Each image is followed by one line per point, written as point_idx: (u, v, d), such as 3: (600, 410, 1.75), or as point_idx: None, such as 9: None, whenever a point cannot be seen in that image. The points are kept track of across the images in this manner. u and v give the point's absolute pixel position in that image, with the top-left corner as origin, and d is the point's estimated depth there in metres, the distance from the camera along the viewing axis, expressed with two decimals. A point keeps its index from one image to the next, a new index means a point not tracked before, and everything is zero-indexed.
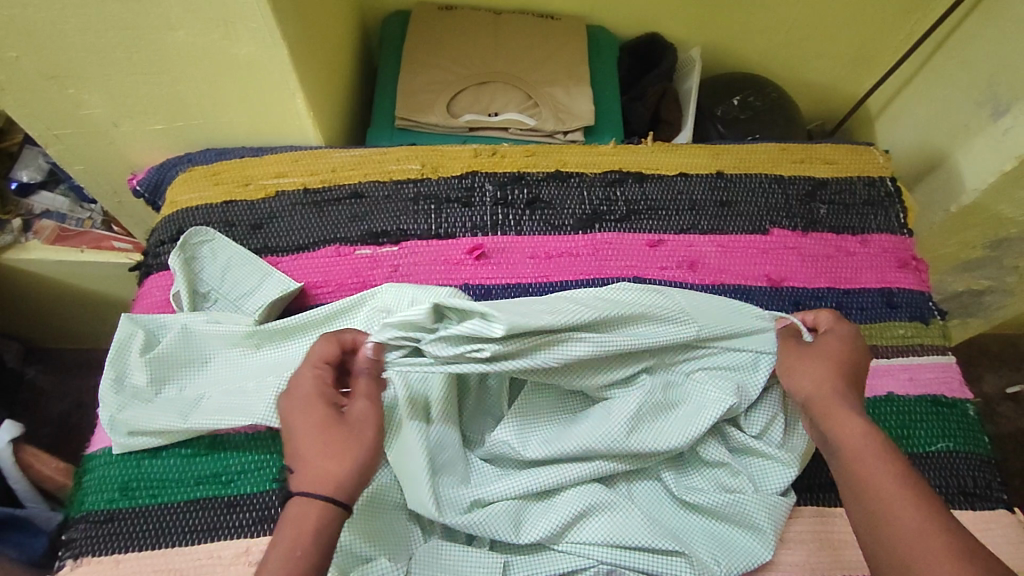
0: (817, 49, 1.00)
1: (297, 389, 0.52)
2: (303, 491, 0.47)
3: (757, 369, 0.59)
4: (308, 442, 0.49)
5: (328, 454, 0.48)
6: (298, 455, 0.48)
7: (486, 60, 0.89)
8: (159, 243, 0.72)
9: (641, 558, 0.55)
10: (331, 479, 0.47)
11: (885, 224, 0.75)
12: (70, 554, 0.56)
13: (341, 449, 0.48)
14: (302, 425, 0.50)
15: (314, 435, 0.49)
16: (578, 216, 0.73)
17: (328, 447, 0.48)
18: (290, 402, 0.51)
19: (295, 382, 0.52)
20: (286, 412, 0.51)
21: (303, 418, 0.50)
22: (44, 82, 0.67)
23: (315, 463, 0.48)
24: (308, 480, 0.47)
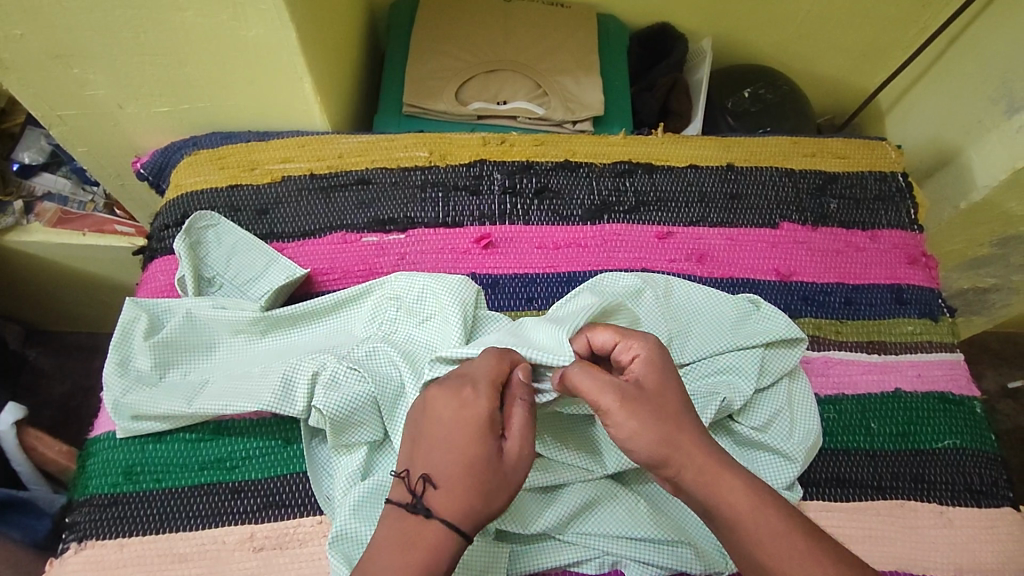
0: (829, 42, 0.99)
1: (454, 409, 0.47)
2: (440, 517, 0.44)
3: (778, 358, 0.62)
4: (456, 470, 0.45)
5: (476, 488, 0.45)
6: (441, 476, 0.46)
7: (495, 47, 0.88)
8: (165, 227, 0.71)
9: (646, 549, 0.55)
10: (471, 513, 0.45)
11: (896, 220, 0.75)
12: (73, 537, 0.55)
13: (490, 487, 0.45)
14: (454, 443, 0.46)
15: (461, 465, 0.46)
16: (587, 206, 0.72)
17: (479, 480, 0.45)
18: (458, 411, 0.47)
19: (454, 391, 0.48)
20: (435, 427, 0.47)
21: (465, 434, 0.46)
22: (49, 62, 0.66)
23: (464, 492, 0.45)
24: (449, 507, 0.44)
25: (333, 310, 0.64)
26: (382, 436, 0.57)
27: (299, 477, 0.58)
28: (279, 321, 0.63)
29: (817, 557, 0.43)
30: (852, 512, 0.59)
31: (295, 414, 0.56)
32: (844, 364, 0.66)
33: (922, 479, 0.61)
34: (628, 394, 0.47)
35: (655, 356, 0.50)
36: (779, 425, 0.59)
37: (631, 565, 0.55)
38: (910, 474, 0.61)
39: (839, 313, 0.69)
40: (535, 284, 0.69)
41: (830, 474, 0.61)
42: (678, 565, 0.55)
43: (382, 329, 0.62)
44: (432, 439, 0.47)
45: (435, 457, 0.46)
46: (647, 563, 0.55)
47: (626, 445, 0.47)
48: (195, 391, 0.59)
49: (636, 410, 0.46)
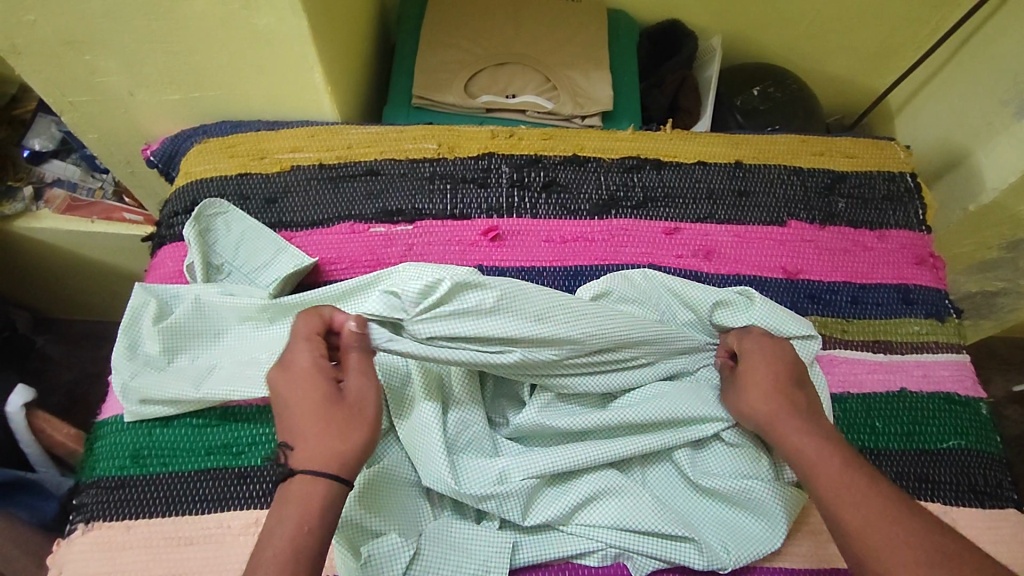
0: (839, 42, 0.99)
1: (295, 364, 0.53)
2: (307, 467, 0.49)
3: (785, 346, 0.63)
4: (308, 424, 0.50)
5: (331, 429, 0.50)
6: (296, 433, 0.50)
7: (504, 41, 0.88)
8: (174, 214, 0.71)
9: (649, 541, 0.55)
10: (336, 454, 0.49)
11: (904, 220, 0.75)
12: (81, 518, 0.56)
13: (342, 427, 0.50)
14: (302, 402, 0.51)
15: (314, 416, 0.50)
16: (595, 201, 0.73)
17: (330, 425, 0.50)
18: (291, 383, 0.52)
19: (287, 376, 0.53)
20: (281, 385, 0.53)
21: (304, 398, 0.51)
22: (61, 48, 0.66)
23: (320, 441, 0.49)
24: (312, 456, 0.49)
25: (340, 298, 0.64)
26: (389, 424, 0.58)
27: None
28: (287, 308, 0.63)
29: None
30: None
31: None
32: (850, 362, 0.66)
33: (927, 478, 0.61)
34: (773, 353, 0.59)
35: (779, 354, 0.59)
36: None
37: (635, 558, 0.55)
38: (914, 473, 0.61)
39: (846, 312, 0.69)
40: (542, 277, 0.69)
41: None
42: (682, 560, 0.55)
43: None
44: (280, 408, 0.52)
45: (292, 417, 0.51)
46: (651, 556, 0.55)
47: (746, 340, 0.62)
48: (202, 376, 0.59)
49: (775, 368, 0.58)
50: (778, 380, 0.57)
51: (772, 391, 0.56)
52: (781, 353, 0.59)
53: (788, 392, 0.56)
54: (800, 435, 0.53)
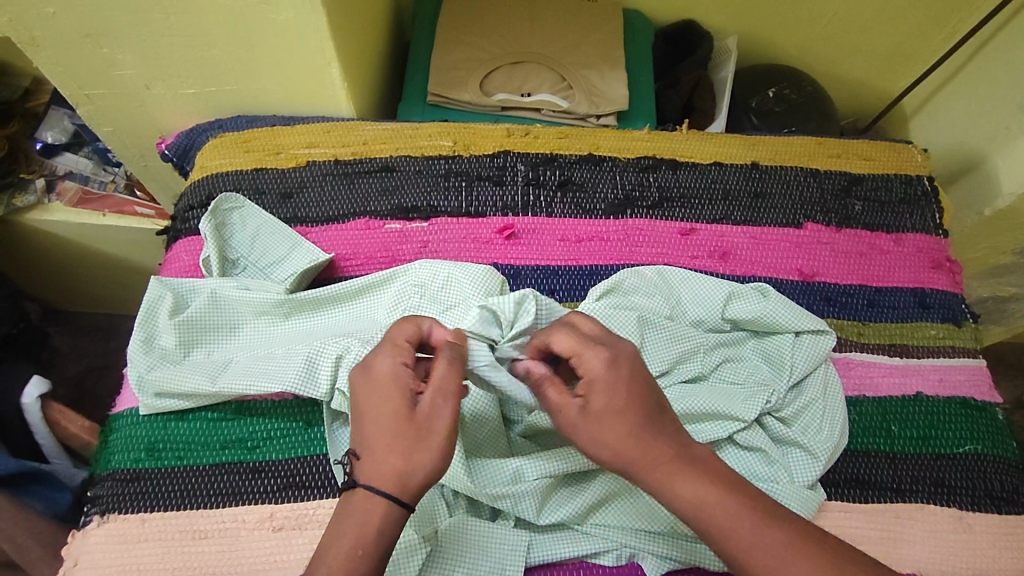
0: (854, 44, 0.99)
1: (376, 370, 0.49)
2: (367, 483, 0.46)
3: (800, 349, 0.63)
4: (380, 438, 0.47)
5: (396, 448, 0.46)
6: (367, 445, 0.47)
7: (520, 39, 0.88)
8: (189, 208, 0.71)
9: (664, 542, 0.55)
10: (394, 473, 0.46)
11: (920, 224, 0.74)
12: (96, 510, 0.56)
13: (410, 450, 0.46)
14: (377, 412, 0.48)
15: (387, 429, 0.47)
16: (610, 200, 0.72)
17: (397, 442, 0.46)
18: (369, 390, 0.49)
19: (371, 381, 0.49)
20: (360, 392, 0.49)
21: (383, 408, 0.48)
22: (79, 40, 0.66)
23: (384, 457, 0.46)
24: (374, 474, 0.46)
25: (357, 294, 0.64)
26: None
27: (320, 459, 0.58)
28: (303, 304, 0.63)
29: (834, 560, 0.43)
30: (871, 514, 0.59)
31: (318, 396, 0.57)
32: (866, 365, 0.66)
33: (943, 483, 0.61)
34: (618, 375, 0.49)
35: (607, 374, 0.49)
36: (809, 417, 0.60)
37: (649, 559, 0.55)
38: (930, 477, 0.61)
39: (862, 315, 0.69)
40: (557, 276, 0.69)
41: (848, 475, 0.60)
42: (696, 561, 0.55)
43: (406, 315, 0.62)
44: (359, 415, 0.49)
45: (365, 426, 0.48)
46: (665, 556, 0.55)
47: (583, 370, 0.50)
48: (218, 370, 0.59)
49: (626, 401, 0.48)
50: (637, 416, 0.48)
51: (642, 437, 0.47)
52: (622, 366, 0.49)
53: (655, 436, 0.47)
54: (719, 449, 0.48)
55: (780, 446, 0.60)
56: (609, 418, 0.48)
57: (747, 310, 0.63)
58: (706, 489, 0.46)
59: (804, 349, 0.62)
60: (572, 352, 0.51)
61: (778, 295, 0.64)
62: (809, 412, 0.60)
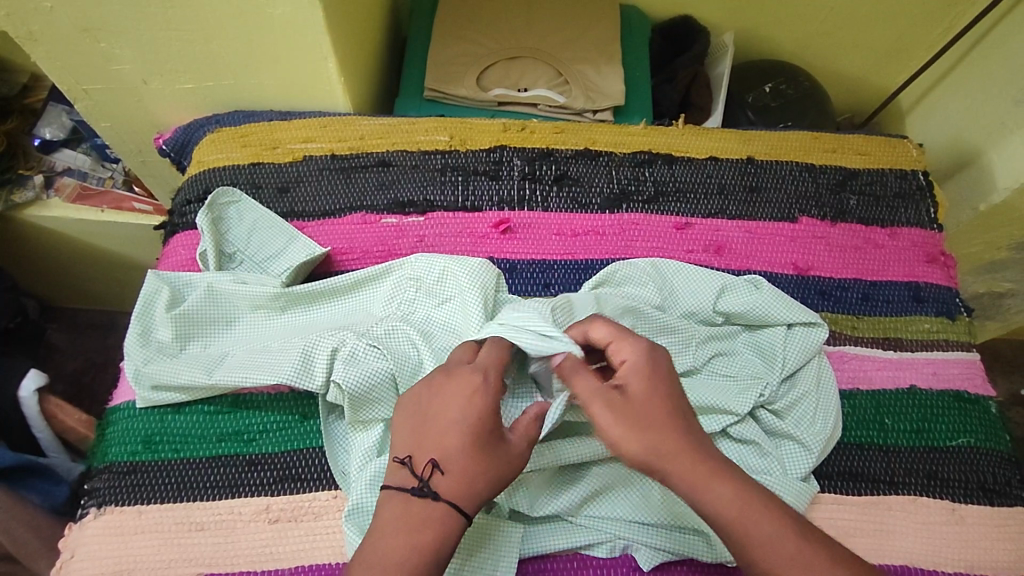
0: (852, 40, 0.99)
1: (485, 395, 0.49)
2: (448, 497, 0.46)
3: (791, 342, 0.63)
4: (471, 457, 0.47)
5: (489, 475, 0.47)
6: (456, 460, 0.47)
7: (516, 35, 0.88)
8: (186, 203, 0.71)
9: (657, 534, 0.55)
10: (477, 495, 0.47)
11: (915, 218, 0.74)
12: (93, 502, 0.56)
13: (497, 476, 0.48)
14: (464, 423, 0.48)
15: (482, 453, 0.48)
16: (606, 195, 0.73)
17: (489, 468, 0.47)
18: (470, 401, 0.49)
19: (459, 394, 0.49)
20: (456, 411, 0.49)
21: (478, 429, 0.48)
22: (77, 35, 0.67)
23: (474, 477, 0.47)
24: (466, 494, 0.47)
25: (353, 288, 0.64)
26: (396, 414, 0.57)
27: (316, 452, 0.58)
28: (299, 297, 0.63)
29: (817, 552, 0.44)
30: (865, 507, 0.59)
31: (314, 388, 0.57)
32: (859, 359, 0.66)
33: (935, 475, 0.61)
34: (657, 367, 0.50)
35: (645, 360, 0.50)
36: (804, 409, 0.60)
37: (643, 551, 0.55)
38: (923, 470, 0.61)
39: (857, 309, 0.69)
40: (553, 270, 0.69)
41: (842, 468, 0.61)
42: (690, 552, 0.55)
43: (402, 308, 0.62)
44: (439, 424, 0.49)
45: (450, 437, 0.48)
46: (658, 548, 0.55)
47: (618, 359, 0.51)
48: (214, 363, 0.59)
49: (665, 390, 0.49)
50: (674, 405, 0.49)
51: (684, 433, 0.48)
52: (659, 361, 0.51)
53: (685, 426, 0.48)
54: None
55: (774, 438, 0.60)
56: (647, 409, 0.48)
57: (741, 300, 0.64)
58: (702, 482, 0.46)
59: (798, 340, 0.63)
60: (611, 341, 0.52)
61: (770, 285, 0.65)
62: (802, 403, 0.61)
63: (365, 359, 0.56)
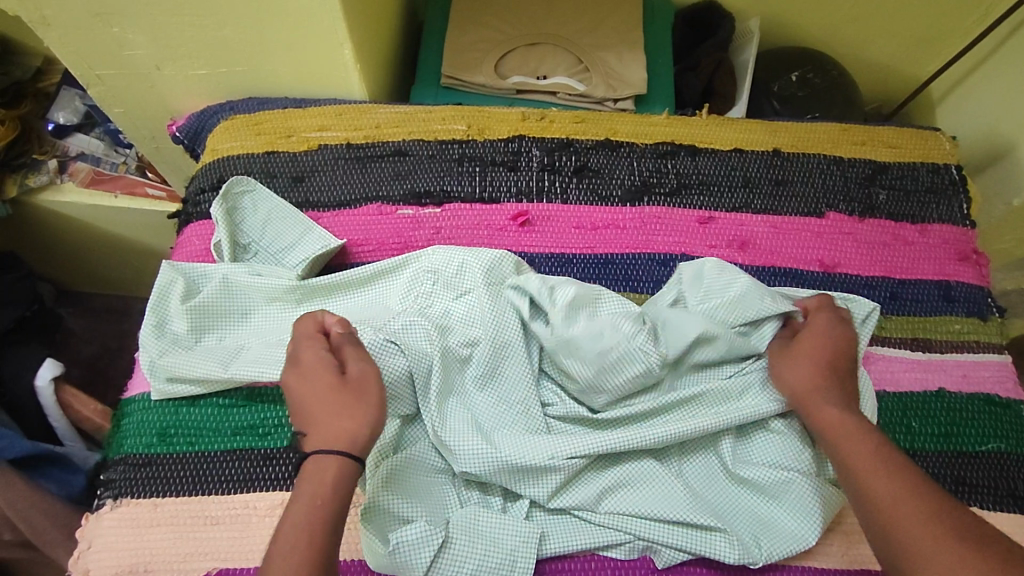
0: (883, 26, 0.95)
1: (304, 358, 0.52)
2: (317, 447, 0.48)
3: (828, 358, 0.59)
4: (316, 404, 0.50)
5: (340, 414, 0.49)
6: (308, 418, 0.49)
7: (536, 19, 0.86)
8: (200, 191, 0.71)
9: (678, 534, 0.54)
10: (347, 432, 0.48)
11: (947, 215, 0.72)
12: (109, 494, 0.56)
13: (344, 409, 0.49)
14: (313, 393, 0.50)
15: (324, 397, 0.50)
16: (627, 187, 0.71)
17: (338, 409, 0.49)
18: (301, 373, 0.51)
19: (295, 365, 0.52)
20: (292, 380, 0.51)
21: (312, 382, 0.50)
22: (89, 20, 0.65)
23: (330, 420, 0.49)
24: (323, 436, 0.48)
25: (369, 281, 0.63)
26: (415, 410, 0.57)
27: None
28: (316, 290, 0.62)
29: None
30: None
31: None
32: (886, 360, 0.64)
33: (963, 481, 0.60)
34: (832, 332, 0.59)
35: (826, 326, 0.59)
36: None
37: (662, 551, 0.54)
38: (952, 476, 0.60)
39: (884, 308, 0.67)
40: (572, 265, 0.67)
41: None
42: (712, 553, 0.53)
43: (418, 302, 0.61)
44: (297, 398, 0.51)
45: (302, 405, 0.50)
46: (679, 549, 0.54)
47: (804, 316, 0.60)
48: (230, 356, 0.59)
49: (835, 347, 0.58)
50: (835, 356, 0.57)
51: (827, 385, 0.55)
52: (836, 330, 0.58)
53: (842, 370, 0.56)
54: (840, 411, 0.53)
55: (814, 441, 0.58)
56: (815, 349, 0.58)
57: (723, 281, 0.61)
58: None
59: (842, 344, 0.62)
60: (819, 308, 0.60)
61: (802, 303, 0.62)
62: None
63: (500, 297, 0.60)
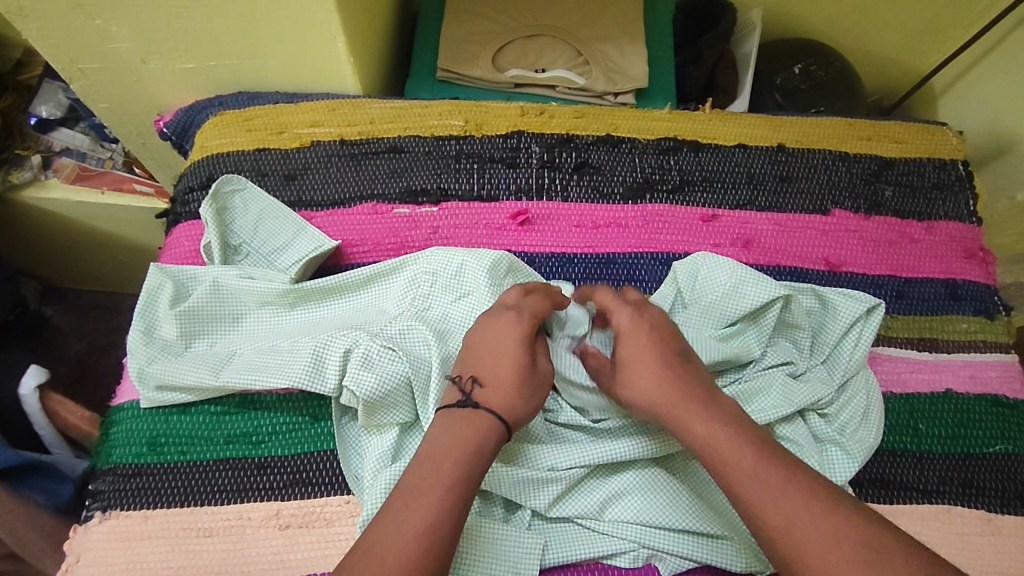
0: (886, 16, 0.93)
1: (508, 323, 0.52)
2: (489, 410, 0.48)
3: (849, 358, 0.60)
4: (507, 371, 0.50)
5: (519, 392, 0.50)
6: (495, 376, 0.50)
7: (534, 10, 0.84)
8: (189, 190, 0.68)
9: (684, 542, 0.53)
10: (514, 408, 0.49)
11: (953, 211, 0.71)
12: (98, 505, 0.54)
13: (530, 391, 0.50)
14: (501, 348, 0.51)
15: (518, 368, 0.50)
16: (629, 184, 0.69)
17: (522, 386, 0.50)
18: (512, 338, 0.51)
19: (502, 317, 0.53)
20: (483, 340, 0.52)
21: (515, 348, 0.51)
22: (70, 11, 0.62)
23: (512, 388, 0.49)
24: (499, 401, 0.49)
25: (365, 283, 0.61)
26: (412, 418, 0.55)
27: (327, 455, 0.56)
28: (308, 293, 0.60)
29: None
30: (899, 516, 0.57)
31: (326, 392, 0.54)
32: (893, 361, 0.63)
33: (970, 484, 0.59)
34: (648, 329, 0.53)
35: (632, 327, 0.53)
36: (847, 415, 0.58)
37: (667, 559, 0.53)
38: (959, 478, 0.59)
39: (890, 307, 0.66)
40: (573, 265, 0.66)
41: (873, 475, 0.58)
42: (716, 559, 0.53)
43: (415, 305, 0.59)
44: (492, 355, 0.51)
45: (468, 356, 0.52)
46: (684, 557, 0.53)
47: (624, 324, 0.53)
48: (221, 363, 0.57)
49: (651, 339, 0.52)
50: (660, 351, 0.51)
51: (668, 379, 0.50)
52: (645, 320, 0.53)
53: (673, 359, 0.51)
54: (707, 422, 0.47)
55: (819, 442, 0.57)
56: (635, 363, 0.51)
57: (714, 269, 0.61)
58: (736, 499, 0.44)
59: (847, 349, 0.61)
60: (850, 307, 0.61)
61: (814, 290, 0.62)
62: (850, 405, 0.58)
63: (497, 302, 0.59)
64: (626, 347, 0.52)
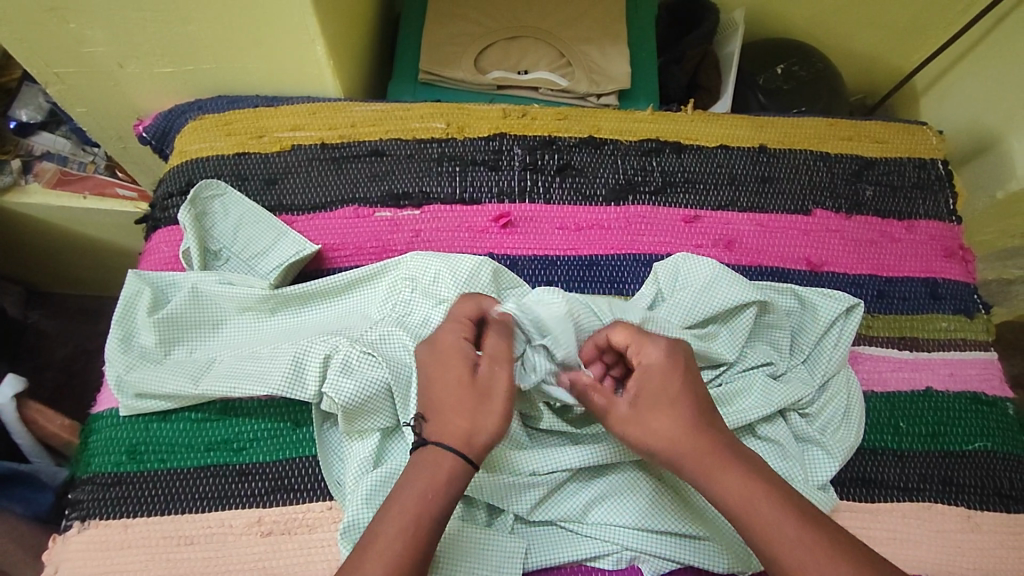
0: (867, 16, 0.94)
1: (441, 342, 0.52)
2: (441, 442, 0.48)
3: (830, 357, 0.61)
4: (446, 393, 0.49)
5: (461, 410, 0.48)
6: (434, 403, 0.49)
7: (516, 12, 0.83)
8: (168, 196, 0.68)
9: (667, 543, 0.53)
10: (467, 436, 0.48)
11: (933, 210, 0.71)
12: (77, 515, 0.54)
13: (474, 411, 0.48)
14: (439, 375, 0.50)
15: (451, 390, 0.49)
16: (611, 185, 0.69)
17: (462, 402, 0.49)
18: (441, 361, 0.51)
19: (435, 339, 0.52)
20: (425, 363, 0.51)
21: (447, 367, 0.50)
22: (44, 15, 0.62)
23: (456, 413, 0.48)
24: (447, 430, 0.48)
25: (346, 288, 0.61)
26: (394, 423, 0.55)
27: (309, 461, 0.56)
28: (289, 298, 0.60)
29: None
30: (879, 514, 0.57)
31: (307, 397, 0.54)
32: (874, 359, 0.64)
33: (950, 481, 0.59)
34: (676, 366, 0.51)
35: (664, 362, 0.51)
36: (828, 415, 0.59)
37: (650, 560, 0.53)
38: (938, 476, 0.60)
39: (870, 307, 0.66)
40: (555, 267, 0.66)
41: (855, 474, 0.59)
42: (698, 559, 0.53)
43: (397, 310, 0.59)
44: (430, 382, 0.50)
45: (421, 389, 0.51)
46: (667, 557, 0.53)
47: (650, 360, 0.51)
48: (201, 369, 0.57)
49: (684, 385, 0.50)
50: (694, 400, 0.50)
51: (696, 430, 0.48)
52: (679, 357, 0.51)
53: (707, 416, 0.49)
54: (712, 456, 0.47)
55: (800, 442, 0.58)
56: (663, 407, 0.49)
57: (694, 271, 0.61)
58: None
59: (827, 348, 0.61)
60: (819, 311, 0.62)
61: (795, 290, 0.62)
62: (831, 404, 0.59)
63: None
64: (651, 389, 0.50)
